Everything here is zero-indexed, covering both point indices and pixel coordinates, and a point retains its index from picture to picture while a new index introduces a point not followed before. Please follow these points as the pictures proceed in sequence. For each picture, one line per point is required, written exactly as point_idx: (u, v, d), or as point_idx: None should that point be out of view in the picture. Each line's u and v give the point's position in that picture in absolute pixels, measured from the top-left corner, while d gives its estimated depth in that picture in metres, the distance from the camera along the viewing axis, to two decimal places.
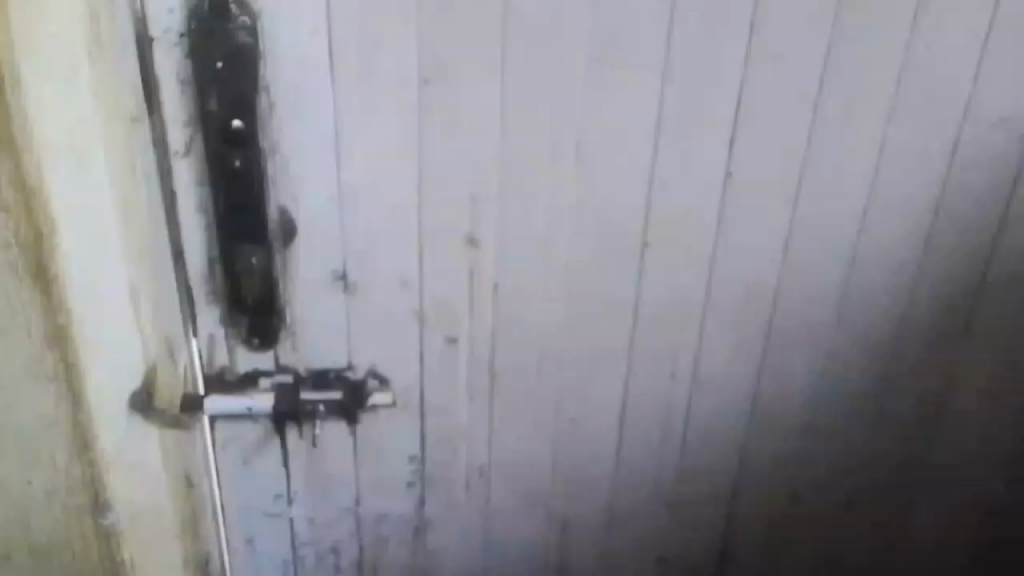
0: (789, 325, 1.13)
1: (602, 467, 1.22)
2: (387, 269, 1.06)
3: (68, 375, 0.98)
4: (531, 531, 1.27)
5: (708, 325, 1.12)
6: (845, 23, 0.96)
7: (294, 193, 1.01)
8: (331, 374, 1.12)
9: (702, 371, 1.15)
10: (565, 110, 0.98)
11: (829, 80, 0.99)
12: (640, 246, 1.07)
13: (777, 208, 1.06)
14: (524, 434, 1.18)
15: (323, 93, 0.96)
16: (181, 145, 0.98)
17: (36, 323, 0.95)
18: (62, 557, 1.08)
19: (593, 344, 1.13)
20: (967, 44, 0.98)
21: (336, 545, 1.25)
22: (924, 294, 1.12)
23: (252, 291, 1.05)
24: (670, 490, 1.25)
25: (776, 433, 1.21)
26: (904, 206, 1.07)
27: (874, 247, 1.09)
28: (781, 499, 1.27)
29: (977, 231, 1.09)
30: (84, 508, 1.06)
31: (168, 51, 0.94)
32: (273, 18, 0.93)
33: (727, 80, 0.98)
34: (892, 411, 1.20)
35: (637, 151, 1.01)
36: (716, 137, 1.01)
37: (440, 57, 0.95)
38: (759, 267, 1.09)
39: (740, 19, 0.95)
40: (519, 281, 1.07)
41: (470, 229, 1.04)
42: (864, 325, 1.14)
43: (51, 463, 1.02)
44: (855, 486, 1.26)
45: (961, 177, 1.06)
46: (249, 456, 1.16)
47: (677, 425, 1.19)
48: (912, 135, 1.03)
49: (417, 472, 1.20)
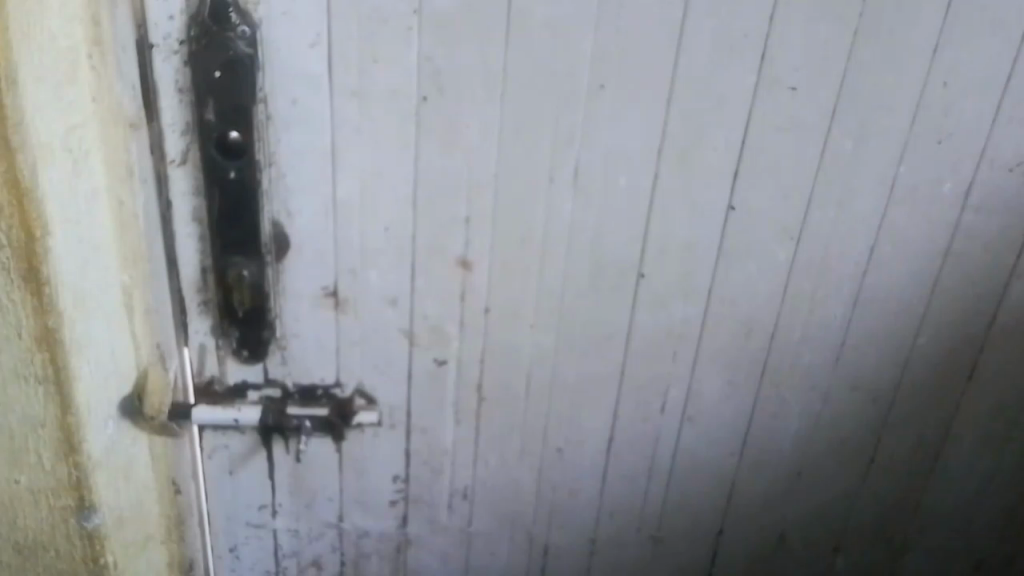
0: (785, 363, 1.11)
1: (587, 497, 1.21)
2: (379, 287, 1.05)
3: (57, 380, 0.91)
4: (512, 555, 1.26)
5: (701, 360, 1.11)
6: (860, 56, 0.92)
7: (289, 207, 1.00)
8: (319, 391, 1.12)
9: (694, 406, 1.14)
10: (566, 134, 0.96)
11: (840, 114, 0.96)
12: (635, 277, 1.05)
13: (777, 245, 1.03)
14: (511, 460, 1.18)
15: (321, 109, 0.95)
16: (177, 154, 0.97)
17: (26, 324, 0.88)
18: (47, 556, 1.04)
19: (584, 373, 1.11)
20: (986, 85, 0.94)
21: (317, 558, 1.26)
22: (926, 340, 1.10)
23: (243, 302, 1.05)
24: (655, 523, 1.24)
25: (765, 474, 1.20)
26: (910, 250, 1.04)
27: (875, 292, 1.07)
28: (768, 540, 1.26)
29: (985, 280, 1.06)
30: (69, 511, 1.00)
31: (167, 59, 0.93)
32: (273, 28, 0.91)
33: (733, 111, 0.95)
34: (886, 457, 1.19)
35: (637, 181, 0.99)
36: (720, 170, 0.99)
37: (440, 74, 0.93)
38: (755, 305, 1.07)
39: (752, 48, 0.92)
40: (510, 307, 1.06)
41: (462, 251, 1.03)
42: (862, 371, 1.12)
43: (36, 464, 0.97)
44: (843, 530, 1.25)
45: (971, 225, 1.03)
46: (236, 466, 1.17)
47: (666, 458, 1.18)
48: (924, 177, 1.00)
49: (401, 491, 1.20)
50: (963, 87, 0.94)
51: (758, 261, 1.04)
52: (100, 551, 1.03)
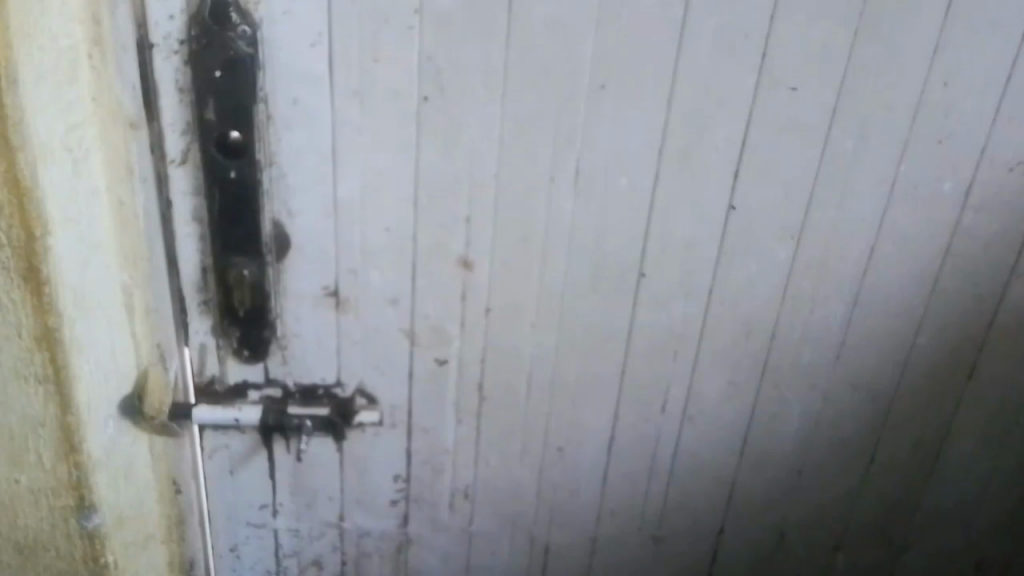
0: (786, 363, 1.11)
1: (587, 496, 1.21)
2: (379, 287, 1.05)
3: (57, 379, 0.91)
4: (513, 554, 1.26)
5: (702, 360, 1.11)
6: (861, 55, 0.92)
7: (290, 207, 1.00)
8: (320, 390, 1.12)
9: (695, 406, 1.14)
10: (567, 133, 0.96)
11: (841, 114, 0.96)
12: (636, 277, 1.05)
13: (778, 245, 1.03)
14: (511, 459, 1.18)
15: (321, 108, 0.95)
16: (177, 153, 0.97)
17: (26, 323, 0.88)
18: (48, 556, 1.04)
19: (585, 373, 1.11)
20: (986, 84, 0.94)
21: (318, 558, 1.26)
22: (926, 340, 1.10)
23: (244, 302, 1.05)
24: (656, 522, 1.24)
25: (766, 473, 1.20)
26: (910, 249, 1.04)
27: (876, 292, 1.07)
28: (768, 540, 1.26)
29: (985, 280, 1.06)
30: (69, 511, 1.00)
31: (167, 59, 0.92)
32: (273, 28, 0.91)
33: (734, 111, 0.95)
34: (886, 457, 1.19)
35: (638, 180, 0.99)
36: (721, 169, 0.99)
37: (441, 73, 0.93)
38: (756, 304, 1.07)
39: (752, 47, 0.92)
40: (510, 306, 1.06)
41: (463, 251, 1.03)
42: (863, 370, 1.12)
43: (37, 464, 0.97)
44: (843, 529, 1.25)
45: (972, 225, 1.03)
46: (236, 466, 1.17)
47: (666, 457, 1.18)
48: (925, 176, 1.00)
49: (402, 491, 1.20)
50: (963, 87, 0.94)
51: (758, 261, 1.04)
52: (100, 551, 1.03)
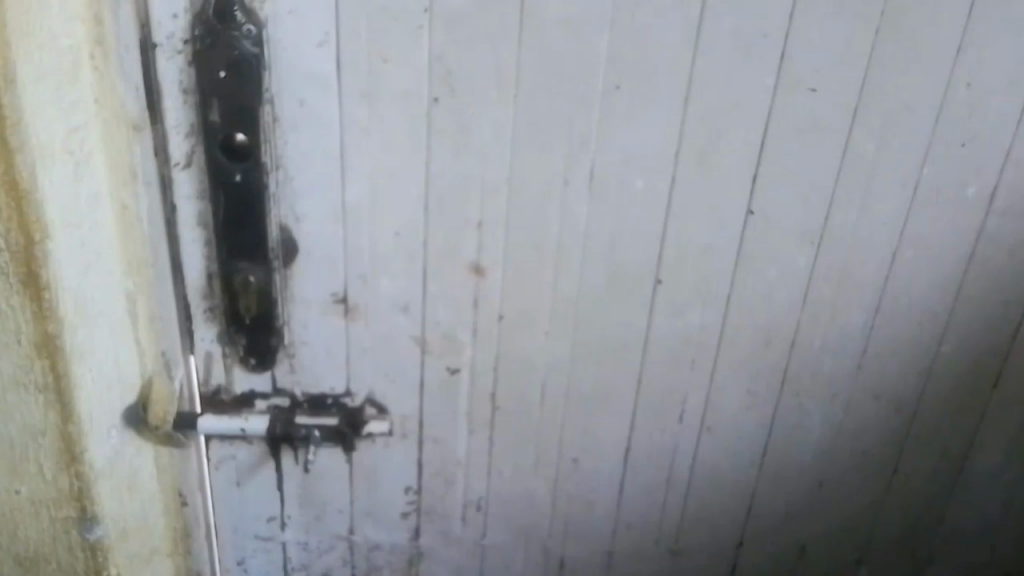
0: (805, 372, 1.08)
1: (602, 509, 1.18)
2: (389, 294, 1.03)
3: (58, 388, 0.89)
4: (527, 568, 1.23)
5: (720, 369, 1.08)
6: (885, 53, 0.89)
7: (297, 212, 0.98)
8: (329, 399, 1.10)
9: (712, 417, 1.11)
10: (581, 135, 0.94)
11: (863, 115, 0.93)
12: (652, 284, 1.02)
13: (798, 251, 1.00)
14: (525, 471, 1.15)
15: (330, 110, 0.92)
16: (181, 156, 0.95)
17: (26, 330, 0.85)
18: (50, 569, 1.02)
19: (600, 382, 1.09)
20: (1014, 83, 0.91)
21: (327, 572, 1.24)
22: (951, 349, 1.07)
23: (250, 308, 1.02)
24: (673, 535, 1.21)
25: (785, 486, 1.17)
26: (935, 255, 1.01)
27: (900, 299, 1.03)
28: (789, 554, 1.22)
29: (1012, 287, 1.03)
30: (71, 522, 0.97)
31: (170, 59, 0.90)
32: (279, 27, 0.89)
33: (752, 111, 0.92)
34: (910, 470, 1.15)
35: (653, 184, 0.96)
36: (740, 172, 0.96)
37: (451, 73, 0.90)
38: (775, 312, 1.04)
39: (771, 47, 0.89)
40: (523, 315, 1.04)
41: (475, 257, 1.00)
42: (885, 380, 1.09)
43: (37, 474, 0.94)
44: (866, 545, 1.21)
45: (998, 230, 0.99)
46: (243, 477, 1.15)
47: (683, 468, 1.15)
48: (949, 180, 0.96)
49: (413, 503, 1.18)
50: (990, 87, 0.91)
51: (778, 267, 1.01)
52: (103, 563, 1.01)
